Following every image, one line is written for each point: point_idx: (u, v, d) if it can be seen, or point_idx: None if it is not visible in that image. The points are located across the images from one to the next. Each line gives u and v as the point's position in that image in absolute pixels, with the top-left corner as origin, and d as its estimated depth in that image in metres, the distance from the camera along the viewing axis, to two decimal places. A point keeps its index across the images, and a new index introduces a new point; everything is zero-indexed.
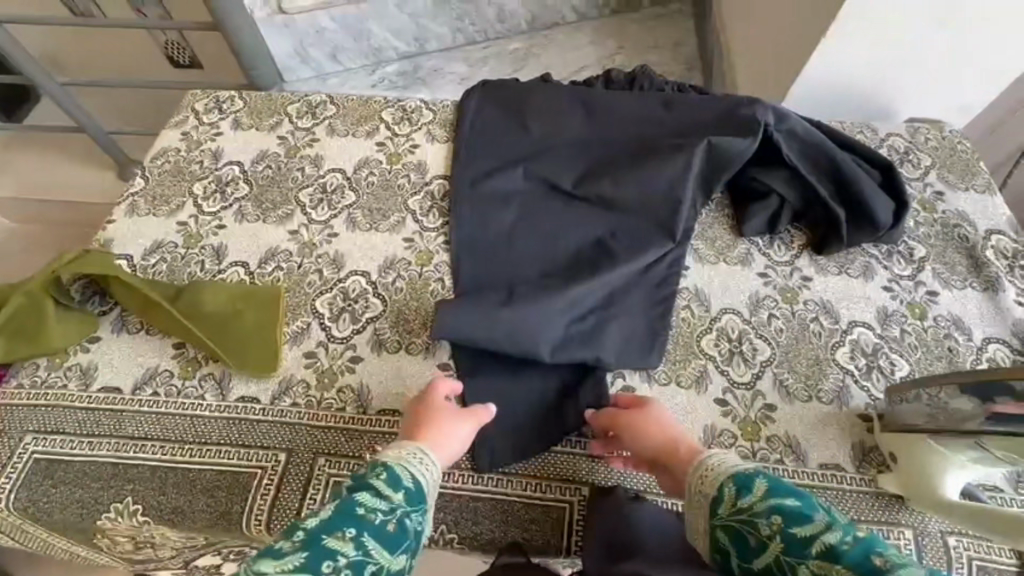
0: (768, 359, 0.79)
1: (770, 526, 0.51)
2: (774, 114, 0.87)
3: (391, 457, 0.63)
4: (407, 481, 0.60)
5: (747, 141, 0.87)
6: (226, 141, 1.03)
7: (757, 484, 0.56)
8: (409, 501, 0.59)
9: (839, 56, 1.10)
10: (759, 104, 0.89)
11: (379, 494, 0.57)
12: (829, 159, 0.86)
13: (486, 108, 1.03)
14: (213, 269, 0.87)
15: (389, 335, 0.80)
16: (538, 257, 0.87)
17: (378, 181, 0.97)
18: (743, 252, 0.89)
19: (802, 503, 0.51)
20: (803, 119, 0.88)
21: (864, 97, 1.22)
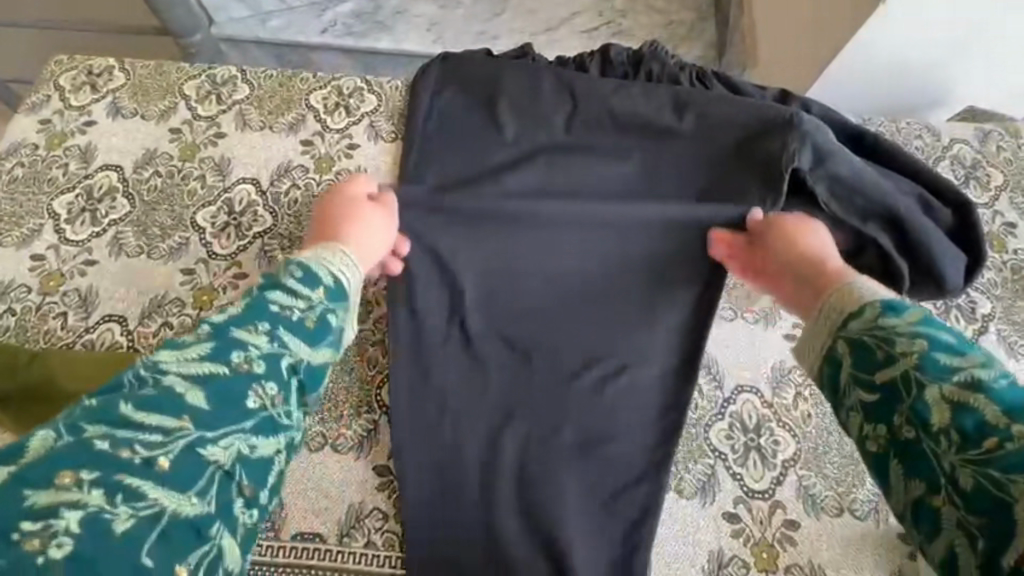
0: (791, 458, 0.63)
1: (907, 344, 0.40)
2: (812, 154, 0.68)
3: (307, 255, 0.55)
4: (325, 278, 0.54)
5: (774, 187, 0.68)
6: (100, 135, 0.78)
7: (910, 311, 0.42)
8: (327, 297, 0.52)
9: (885, 38, 0.88)
10: (798, 132, 0.68)
11: (289, 292, 0.51)
12: (884, 204, 0.66)
13: (446, 90, 0.79)
14: (77, 325, 0.66)
15: (312, 424, 0.62)
16: (513, 323, 0.68)
17: (303, 196, 0.74)
18: (766, 307, 0.70)
19: (961, 340, 0.40)
20: (846, 154, 0.68)
21: (907, 89, 1.00)
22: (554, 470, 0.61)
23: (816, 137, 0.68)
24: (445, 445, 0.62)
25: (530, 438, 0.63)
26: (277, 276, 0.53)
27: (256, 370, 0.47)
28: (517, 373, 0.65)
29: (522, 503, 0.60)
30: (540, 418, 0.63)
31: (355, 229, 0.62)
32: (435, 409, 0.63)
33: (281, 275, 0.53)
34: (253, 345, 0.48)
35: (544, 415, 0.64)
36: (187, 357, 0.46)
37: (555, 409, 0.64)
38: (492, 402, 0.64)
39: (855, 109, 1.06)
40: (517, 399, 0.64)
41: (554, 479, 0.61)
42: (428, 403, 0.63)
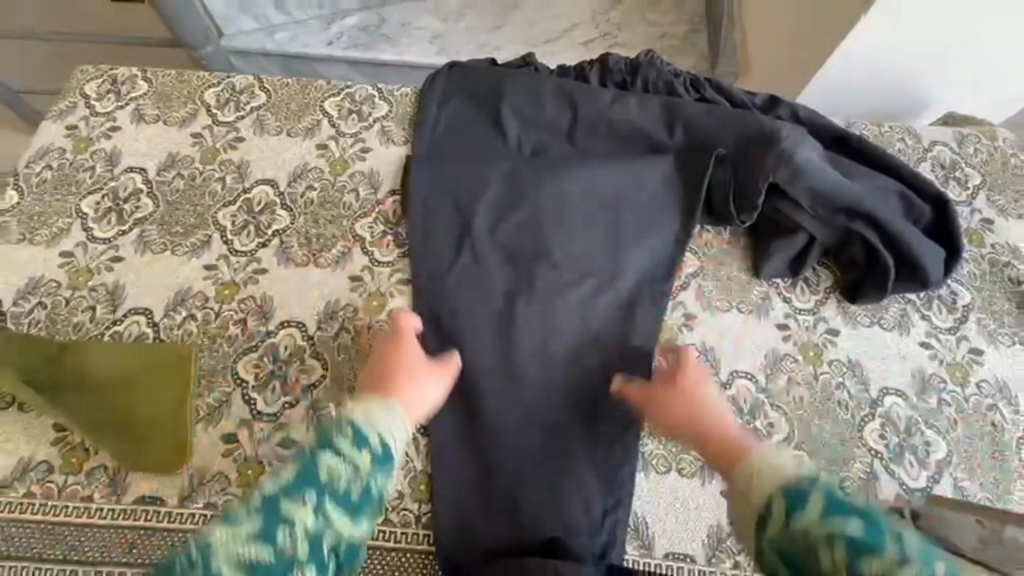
0: (785, 439, 0.67)
1: (832, 557, 0.44)
2: (790, 169, 0.70)
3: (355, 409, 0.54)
4: (373, 441, 0.53)
5: (770, 180, 0.71)
6: (125, 140, 0.82)
7: (812, 503, 0.46)
8: (374, 465, 0.52)
9: (875, 38, 0.93)
10: (779, 146, 0.71)
11: (341, 456, 0.51)
12: (863, 209, 0.70)
13: (455, 100, 0.84)
14: (105, 318, 0.69)
15: (331, 410, 0.65)
16: (522, 317, 0.72)
17: (319, 196, 0.78)
18: (760, 298, 0.74)
19: (866, 528, 0.44)
20: (822, 164, 0.70)
21: (892, 93, 1.06)
22: (561, 452, 0.65)
23: (795, 154, 0.70)
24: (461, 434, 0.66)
25: (539, 424, 0.66)
26: (330, 435, 0.52)
27: (300, 554, 0.48)
28: (522, 356, 0.69)
29: (533, 484, 0.64)
30: (549, 407, 0.67)
31: (407, 386, 0.60)
32: (450, 399, 0.67)
33: (334, 433, 0.52)
34: (301, 519, 0.49)
35: (552, 403, 0.67)
36: (240, 535, 0.47)
37: (563, 398, 0.68)
38: (503, 391, 0.68)
39: (844, 112, 1.11)
40: (526, 389, 0.68)
41: (563, 461, 0.65)
42: (444, 393, 0.68)
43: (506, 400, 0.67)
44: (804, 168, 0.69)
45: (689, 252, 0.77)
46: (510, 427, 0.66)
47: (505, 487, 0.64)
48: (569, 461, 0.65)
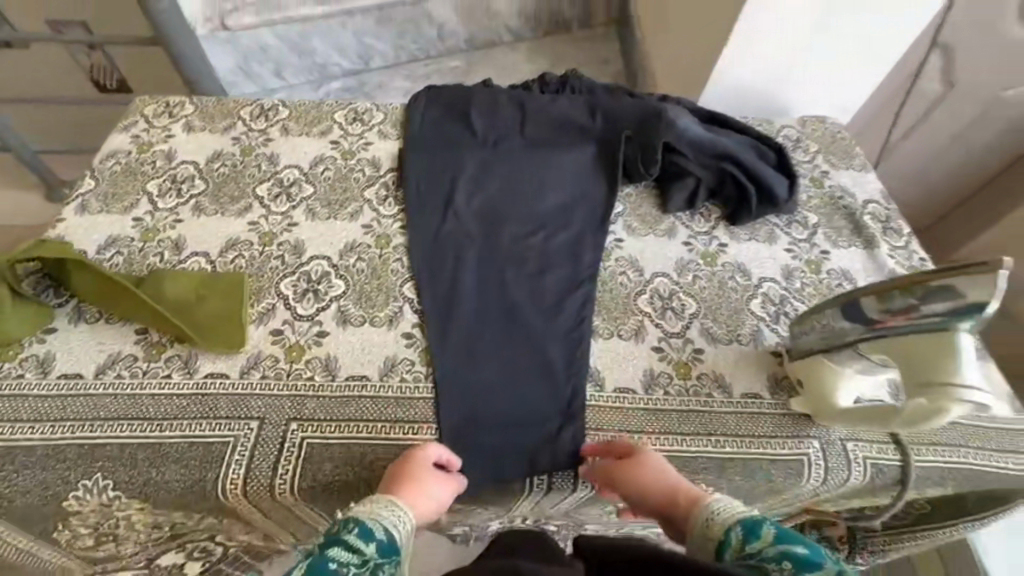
0: (695, 312, 0.90)
1: (781, 566, 0.53)
2: (673, 131, 1.00)
3: (360, 511, 0.63)
4: (379, 534, 0.61)
5: (663, 142, 1.00)
6: (179, 143, 1.05)
7: (765, 531, 0.58)
8: (380, 552, 0.60)
9: (748, 48, 1.28)
10: (666, 116, 1.01)
11: (351, 549, 0.58)
12: (727, 155, 1.00)
13: (434, 108, 1.13)
14: (172, 259, 0.88)
15: (354, 310, 0.85)
16: (497, 255, 0.94)
17: (334, 174, 1.03)
18: (669, 226, 1.01)
19: (809, 551, 0.54)
20: (695, 126, 1.01)
21: (767, 95, 1.41)
22: (534, 333, 0.85)
23: (675, 121, 1.00)
24: (455, 333, 0.84)
25: (516, 324, 0.86)
26: (338, 533, 0.59)
27: None
28: (496, 271, 0.92)
29: (514, 363, 0.82)
30: (522, 311, 0.88)
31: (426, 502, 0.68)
32: (445, 307, 0.87)
33: (341, 533, 0.59)
34: None
35: (522, 299, 0.89)
36: None
37: (532, 301, 0.89)
38: (486, 302, 0.88)
39: (739, 111, 1.45)
40: (503, 300, 0.89)
41: (536, 340, 0.85)
42: (439, 305, 0.87)
43: (487, 299, 0.89)
44: (685, 132, 0.99)
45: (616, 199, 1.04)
46: (491, 317, 0.87)
47: (491, 366, 0.82)
48: (541, 343, 0.85)
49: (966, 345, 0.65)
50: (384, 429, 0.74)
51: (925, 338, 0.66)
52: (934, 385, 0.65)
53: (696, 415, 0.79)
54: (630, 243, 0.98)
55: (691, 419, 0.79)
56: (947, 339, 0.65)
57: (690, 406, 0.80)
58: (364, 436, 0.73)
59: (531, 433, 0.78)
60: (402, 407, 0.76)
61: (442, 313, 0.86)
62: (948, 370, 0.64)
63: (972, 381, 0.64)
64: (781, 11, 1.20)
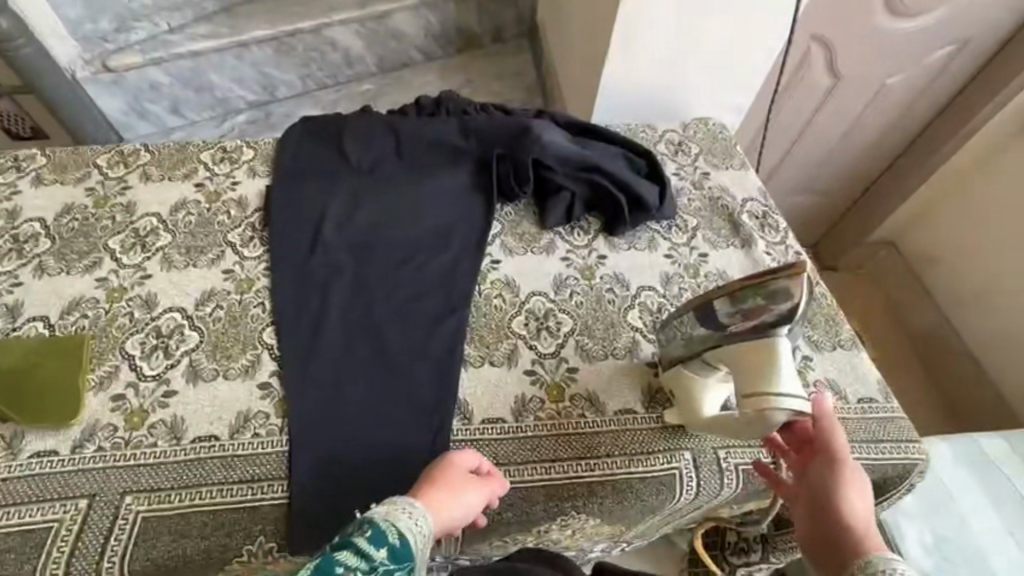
0: (571, 329, 0.89)
1: None
2: (541, 147, 0.99)
3: (378, 512, 0.60)
4: (392, 538, 0.58)
5: (531, 157, 0.99)
6: (26, 199, 0.99)
7: None
8: (392, 559, 0.57)
9: (632, 52, 1.30)
10: (534, 132, 1.00)
11: (359, 553, 0.55)
12: (598, 167, 0.99)
13: (306, 140, 1.10)
14: (6, 328, 0.82)
15: (206, 364, 0.80)
16: (368, 289, 0.90)
17: (196, 220, 0.98)
18: (547, 242, 1.00)
19: None
20: (564, 140, 1.00)
21: (659, 99, 1.43)
22: (401, 372, 0.82)
23: (542, 137, 0.99)
24: (317, 377, 0.80)
25: (384, 360, 0.83)
26: (349, 536, 0.57)
27: None
28: (366, 304, 0.88)
29: (380, 403, 0.79)
30: (392, 346, 0.84)
31: (450, 504, 0.65)
32: (307, 348, 0.83)
33: (354, 535, 0.57)
34: None
35: (392, 332, 0.86)
36: None
37: (401, 333, 0.86)
38: (353, 340, 0.84)
39: (635, 116, 1.47)
40: (371, 335, 0.85)
41: (405, 376, 0.81)
42: (300, 347, 0.83)
43: (354, 335, 0.85)
44: (551, 146, 0.99)
45: (493, 219, 1.02)
46: (358, 354, 0.83)
47: (355, 409, 0.78)
48: (411, 380, 0.81)
49: (785, 344, 0.65)
50: (230, 492, 0.70)
51: (757, 342, 0.66)
52: (757, 394, 0.65)
53: (567, 439, 0.77)
54: (506, 264, 0.96)
55: (561, 443, 0.77)
56: (771, 343, 0.65)
57: (561, 431, 0.78)
58: (206, 504, 0.69)
59: (396, 475, 0.74)
60: (252, 463, 0.72)
61: (304, 357, 0.82)
62: (772, 375, 0.65)
63: (793, 384, 0.65)
64: (650, 20, 1.23)
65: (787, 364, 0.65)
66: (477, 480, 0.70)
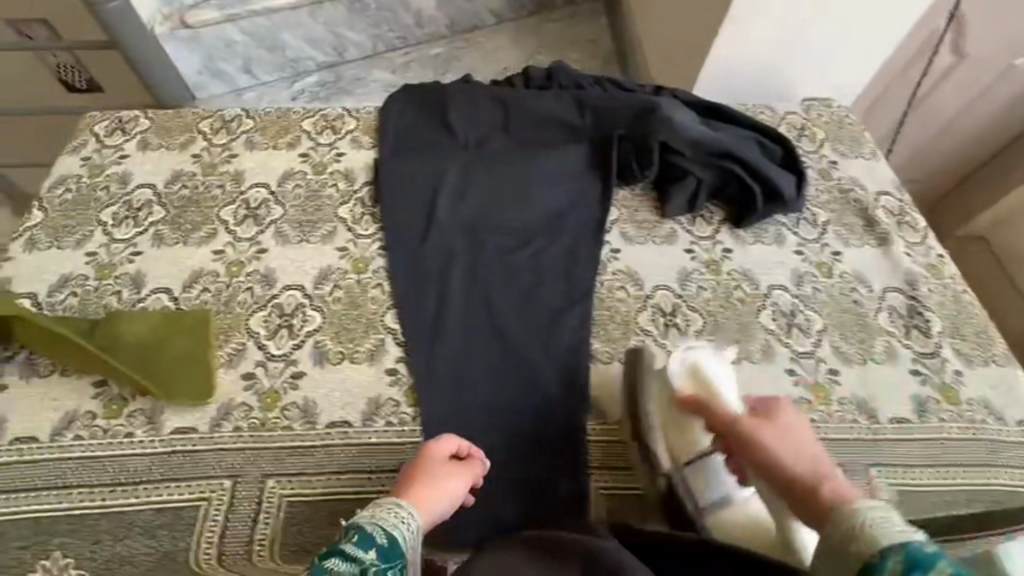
0: (700, 328, 0.84)
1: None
2: (670, 130, 0.92)
3: (361, 516, 0.57)
4: (380, 539, 0.54)
5: (659, 141, 0.93)
6: (134, 163, 0.96)
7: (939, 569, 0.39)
8: (383, 559, 0.53)
9: (755, 22, 1.18)
10: (662, 113, 0.93)
11: (348, 560, 0.51)
12: (729, 154, 0.92)
13: (410, 110, 1.04)
14: (131, 298, 0.81)
15: (332, 347, 0.78)
16: (485, 275, 0.86)
17: (305, 192, 0.94)
18: (668, 231, 0.94)
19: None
20: (695, 123, 0.93)
21: (767, 78, 1.32)
22: (524, 364, 0.79)
23: (672, 119, 0.92)
24: (443, 367, 0.78)
25: (506, 355, 0.80)
26: (336, 546, 0.53)
27: None
28: (485, 290, 0.85)
29: (506, 397, 0.77)
30: (511, 337, 0.81)
31: (432, 495, 0.63)
32: (430, 336, 0.80)
33: (339, 544, 0.53)
34: None
35: (514, 322, 0.83)
36: None
37: (524, 324, 0.82)
38: (473, 332, 0.81)
39: (737, 96, 1.37)
40: (491, 326, 0.82)
41: (529, 371, 0.78)
42: (424, 335, 0.80)
43: (475, 324, 0.82)
44: (681, 129, 0.92)
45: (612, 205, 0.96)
46: (480, 345, 0.80)
47: (480, 402, 0.76)
48: (536, 375, 0.78)
49: (699, 355, 0.74)
50: (371, 481, 0.69)
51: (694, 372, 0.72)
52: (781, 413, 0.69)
53: None
54: (628, 255, 0.91)
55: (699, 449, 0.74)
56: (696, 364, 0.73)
57: None
58: (348, 492, 0.68)
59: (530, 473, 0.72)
60: (387, 451, 0.71)
61: (428, 345, 0.79)
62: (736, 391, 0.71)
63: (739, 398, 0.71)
64: None
65: (719, 375, 0.72)
66: (460, 467, 0.67)
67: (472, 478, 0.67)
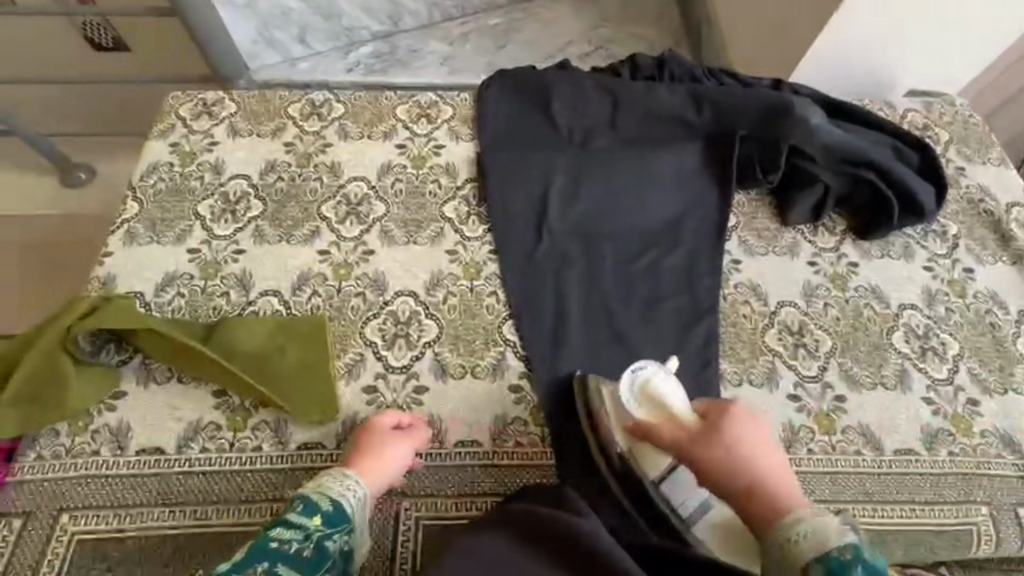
0: (831, 350, 0.80)
1: None
2: (802, 134, 0.86)
3: (310, 487, 0.63)
4: (324, 506, 0.61)
5: (789, 143, 0.87)
6: (225, 151, 0.91)
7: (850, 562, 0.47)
8: (327, 523, 0.60)
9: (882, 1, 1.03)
10: (794, 115, 0.86)
11: (291, 526, 0.59)
12: (865, 159, 0.86)
13: (511, 98, 0.97)
14: (240, 301, 0.78)
15: (452, 360, 0.75)
16: (603, 287, 0.82)
17: (406, 188, 0.89)
18: (790, 242, 0.89)
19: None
20: (829, 127, 0.86)
21: (885, 70, 1.18)
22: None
23: (806, 122, 0.86)
24: (569, 385, 0.75)
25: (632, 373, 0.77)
26: (283, 514, 0.60)
27: None
28: (604, 303, 0.81)
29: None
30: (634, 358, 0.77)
31: (373, 466, 0.65)
32: (553, 351, 0.77)
33: (286, 512, 0.60)
34: None
35: (638, 338, 0.79)
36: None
37: (647, 340, 0.79)
38: (596, 347, 0.78)
39: (850, 92, 1.22)
40: (614, 343, 0.78)
41: None
42: (546, 349, 0.77)
43: (598, 339, 0.78)
44: (816, 132, 0.85)
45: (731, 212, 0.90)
46: (604, 362, 0.77)
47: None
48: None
49: (653, 373, 0.67)
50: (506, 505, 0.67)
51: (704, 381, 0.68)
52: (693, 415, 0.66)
53: (845, 478, 0.71)
54: (749, 266, 0.86)
55: (838, 481, 0.71)
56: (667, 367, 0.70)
57: (837, 468, 0.71)
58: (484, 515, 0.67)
59: None
60: (521, 473, 0.69)
61: (551, 362, 0.76)
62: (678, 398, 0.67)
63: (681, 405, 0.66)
64: None
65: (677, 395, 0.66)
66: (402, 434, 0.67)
67: (418, 443, 0.68)
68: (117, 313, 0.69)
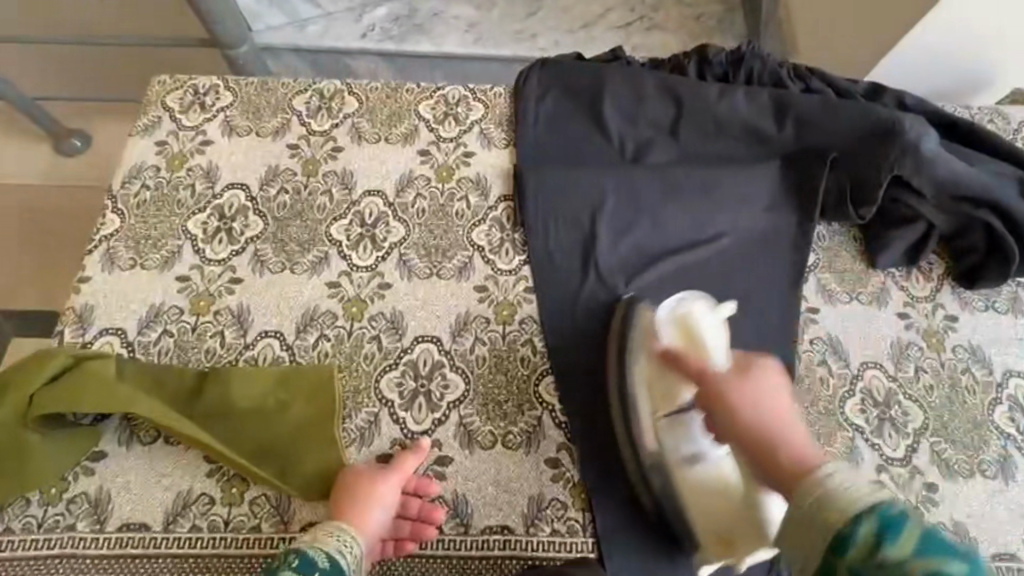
0: (921, 427, 0.68)
1: None
2: (913, 163, 0.70)
3: (304, 539, 0.56)
4: (322, 562, 0.54)
5: (894, 175, 0.72)
6: (219, 153, 0.78)
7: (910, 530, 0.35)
8: None
9: None
10: (902, 140, 0.71)
11: None
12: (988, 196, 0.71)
13: (554, 96, 0.82)
14: (237, 344, 0.67)
15: (480, 425, 0.65)
16: None
17: (429, 206, 0.76)
18: (878, 288, 0.75)
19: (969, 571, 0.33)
20: (946, 155, 0.71)
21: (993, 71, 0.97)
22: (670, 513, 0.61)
23: (918, 149, 0.71)
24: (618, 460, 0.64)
25: None
26: (275, 569, 0.53)
27: None
28: None
29: None
30: None
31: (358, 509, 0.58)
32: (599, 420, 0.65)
33: (280, 567, 0.53)
34: None
35: None
36: None
37: None
38: None
39: (950, 95, 1.02)
40: None
41: None
42: (590, 416, 0.65)
43: None
44: (930, 162, 0.70)
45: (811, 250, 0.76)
46: None
47: None
48: None
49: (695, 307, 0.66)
50: None
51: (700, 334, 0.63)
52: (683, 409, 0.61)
53: None
54: (829, 317, 0.73)
55: None
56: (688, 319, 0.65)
57: None
58: None
59: None
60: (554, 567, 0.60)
61: (597, 430, 0.65)
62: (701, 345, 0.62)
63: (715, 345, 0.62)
64: None
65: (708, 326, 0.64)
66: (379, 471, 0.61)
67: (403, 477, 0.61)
68: (85, 381, 0.60)
